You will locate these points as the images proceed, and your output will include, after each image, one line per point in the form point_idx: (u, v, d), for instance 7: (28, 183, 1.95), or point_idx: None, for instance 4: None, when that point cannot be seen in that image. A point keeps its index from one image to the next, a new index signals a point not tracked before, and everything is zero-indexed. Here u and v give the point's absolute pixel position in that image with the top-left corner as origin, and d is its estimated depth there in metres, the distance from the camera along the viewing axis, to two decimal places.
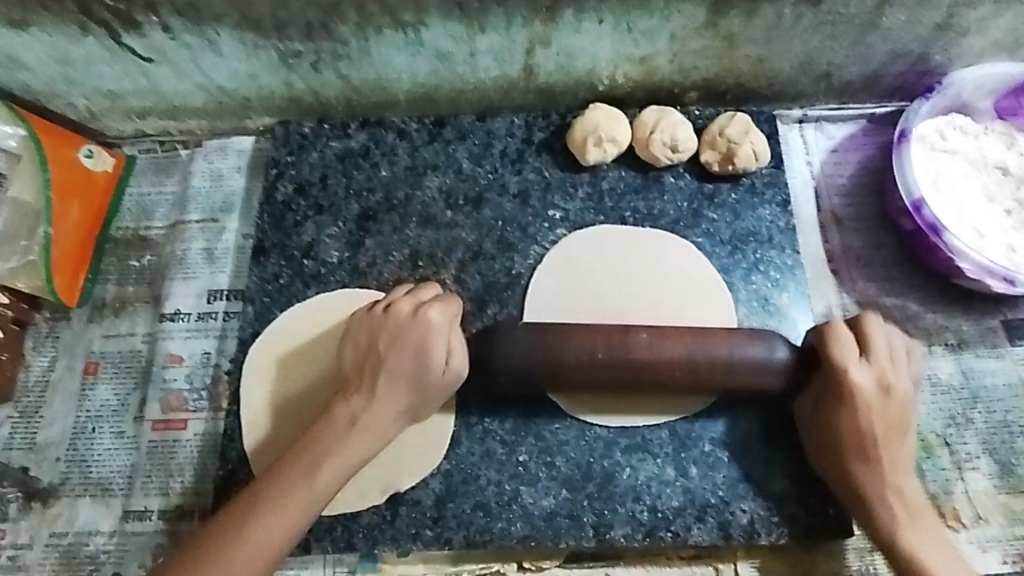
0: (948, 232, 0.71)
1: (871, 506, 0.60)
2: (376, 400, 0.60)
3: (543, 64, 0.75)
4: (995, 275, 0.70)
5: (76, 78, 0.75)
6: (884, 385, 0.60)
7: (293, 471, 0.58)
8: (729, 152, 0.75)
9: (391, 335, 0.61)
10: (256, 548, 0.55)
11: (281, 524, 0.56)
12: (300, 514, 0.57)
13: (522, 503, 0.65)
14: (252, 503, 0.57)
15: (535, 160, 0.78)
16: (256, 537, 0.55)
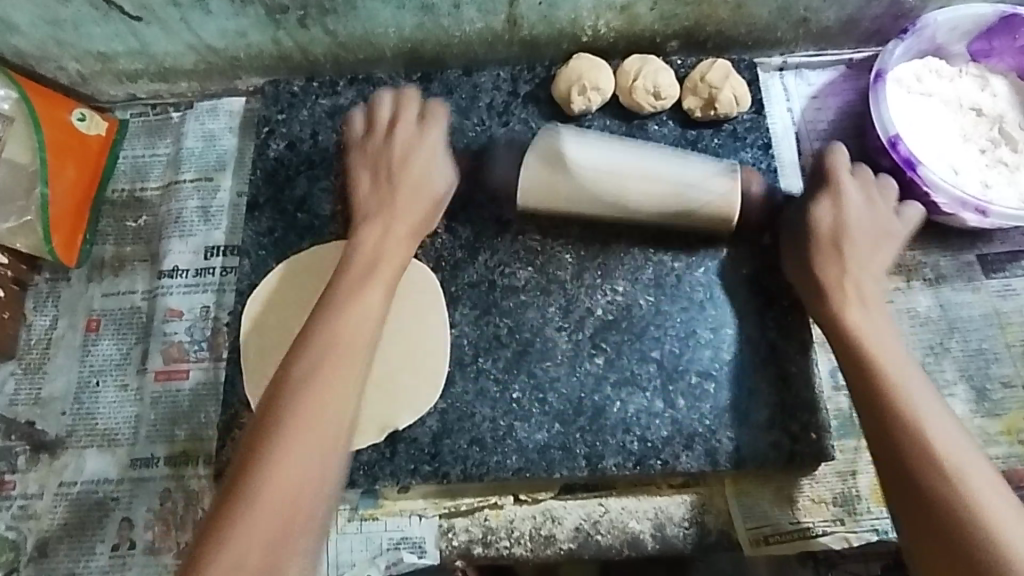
0: (924, 166, 0.73)
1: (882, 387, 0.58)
2: (393, 254, 0.67)
3: (527, 15, 0.76)
4: (969, 207, 0.72)
5: (66, 40, 0.76)
6: (862, 248, 0.66)
7: (328, 341, 0.58)
8: (710, 97, 0.77)
9: (405, 198, 0.69)
10: (308, 434, 0.54)
11: (324, 403, 0.55)
12: (344, 382, 0.57)
13: (517, 437, 0.67)
14: (294, 391, 0.55)
15: (521, 112, 0.80)
16: (307, 422, 0.54)
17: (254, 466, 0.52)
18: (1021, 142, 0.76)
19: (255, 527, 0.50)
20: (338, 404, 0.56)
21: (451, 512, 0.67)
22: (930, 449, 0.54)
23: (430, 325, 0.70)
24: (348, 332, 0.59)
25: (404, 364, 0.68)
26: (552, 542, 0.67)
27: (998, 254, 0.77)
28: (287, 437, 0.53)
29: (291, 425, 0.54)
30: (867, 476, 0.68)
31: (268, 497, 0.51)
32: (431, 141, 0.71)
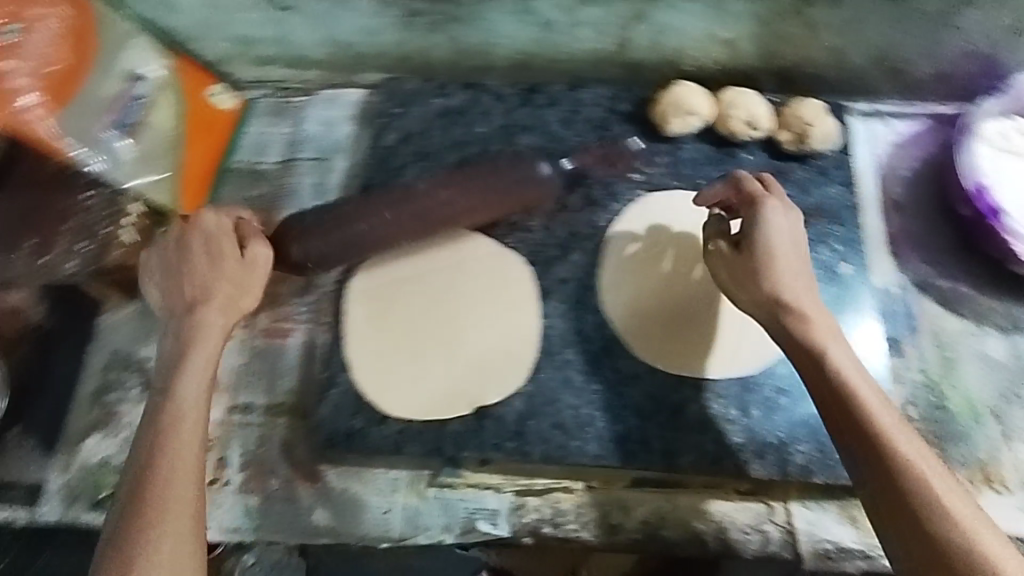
0: (1009, 217, 0.77)
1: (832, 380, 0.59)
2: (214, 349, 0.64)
3: (637, 40, 0.81)
4: None
5: (217, 23, 0.83)
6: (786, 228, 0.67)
7: (165, 423, 0.59)
8: (802, 132, 0.82)
9: (179, 244, 0.68)
10: (179, 492, 0.56)
11: (190, 460, 0.58)
12: (193, 443, 0.58)
13: (596, 426, 0.71)
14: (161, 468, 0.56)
15: (619, 129, 0.85)
16: (169, 482, 0.56)
17: (140, 532, 0.53)
18: None
19: None
20: (197, 454, 0.58)
21: (525, 490, 0.71)
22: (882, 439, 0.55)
23: (523, 312, 0.75)
24: (188, 425, 0.59)
25: (494, 347, 0.74)
26: (620, 531, 0.70)
27: None
28: (170, 494, 0.55)
29: (162, 489, 0.56)
30: None
31: (153, 549, 0.53)
32: (230, 230, 0.69)
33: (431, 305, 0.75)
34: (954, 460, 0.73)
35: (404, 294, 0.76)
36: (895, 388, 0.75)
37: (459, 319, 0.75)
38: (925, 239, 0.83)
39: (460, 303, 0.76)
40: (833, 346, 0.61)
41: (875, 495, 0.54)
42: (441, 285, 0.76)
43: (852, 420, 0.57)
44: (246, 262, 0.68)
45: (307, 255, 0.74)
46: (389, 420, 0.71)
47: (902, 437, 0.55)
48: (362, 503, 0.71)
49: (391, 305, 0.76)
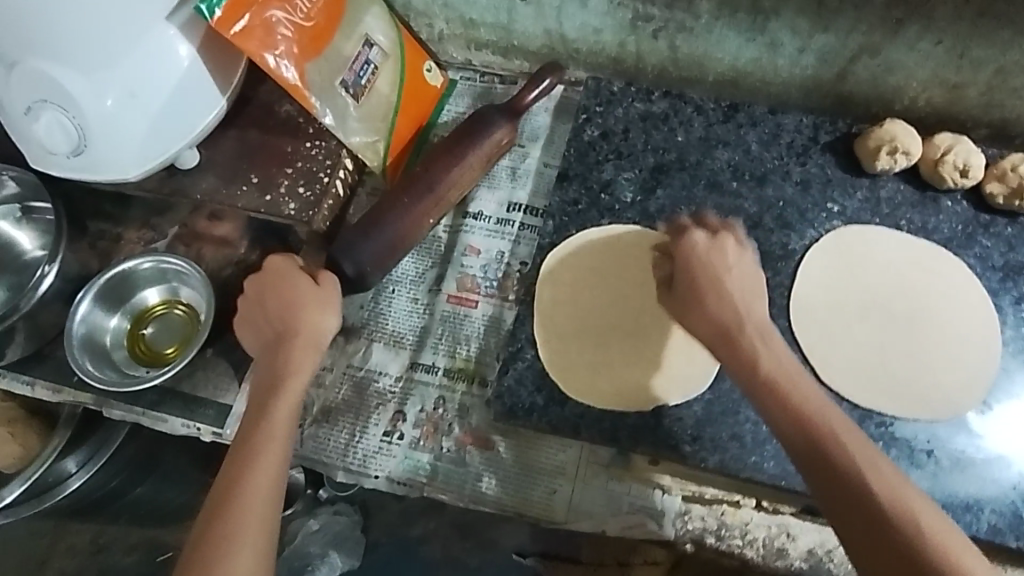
0: None
1: (783, 401, 0.55)
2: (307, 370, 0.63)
3: (859, 73, 0.81)
4: None
5: (450, 3, 0.87)
6: (734, 264, 0.63)
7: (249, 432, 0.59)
8: (1019, 188, 0.78)
9: (276, 278, 0.67)
10: (259, 503, 0.56)
11: (269, 469, 0.57)
12: (276, 460, 0.58)
13: (776, 445, 0.69)
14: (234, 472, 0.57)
15: (820, 157, 0.85)
16: (252, 491, 0.56)
17: (219, 542, 0.53)
18: None
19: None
20: (280, 473, 0.58)
21: (693, 497, 0.71)
22: (841, 461, 0.51)
23: None
24: (272, 443, 0.58)
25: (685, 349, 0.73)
26: (784, 556, 0.70)
27: None
28: (251, 504, 0.55)
29: (242, 504, 0.55)
30: None
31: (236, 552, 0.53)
32: (278, 264, 0.68)
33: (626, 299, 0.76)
34: None
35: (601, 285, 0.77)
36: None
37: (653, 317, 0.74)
38: None
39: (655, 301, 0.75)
40: (770, 363, 0.57)
41: (842, 523, 0.51)
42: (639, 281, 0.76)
43: (808, 446, 0.52)
44: (305, 288, 0.66)
45: (360, 267, 0.77)
46: (569, 402, 0.72)
47: (864, 452, 0.52)
48: (530, 478, 0.72)
49: (587, 293, 0.77)
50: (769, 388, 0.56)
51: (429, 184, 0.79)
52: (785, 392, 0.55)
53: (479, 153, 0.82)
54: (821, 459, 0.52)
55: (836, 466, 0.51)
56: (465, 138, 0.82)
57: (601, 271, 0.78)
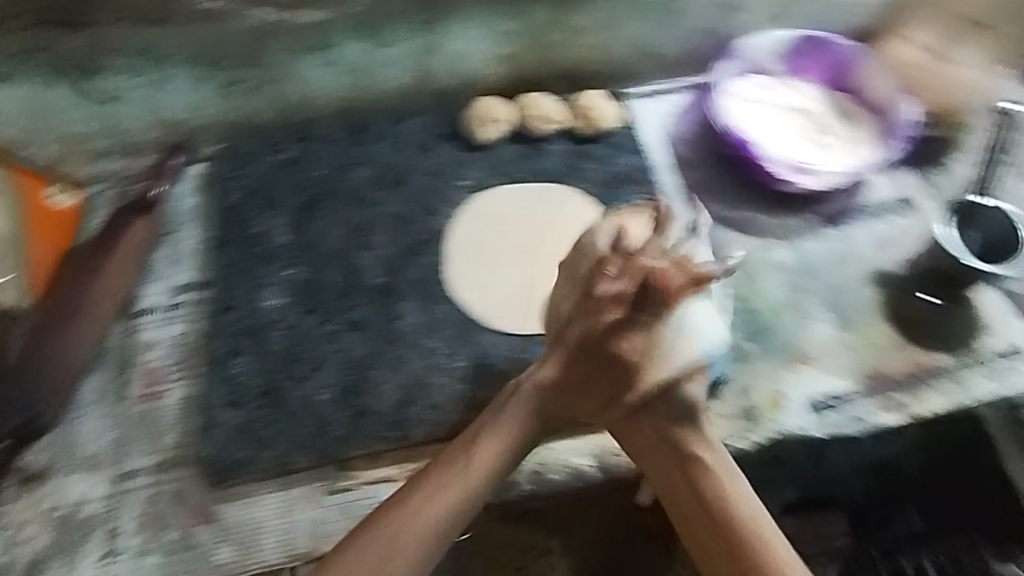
0: (756, 146, 0.95)
1: (688, 466, 0.69)
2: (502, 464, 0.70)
3: (438, 68, 0.95)
4: (799, 171, 0.95)
5: (43, 124, 0.87)
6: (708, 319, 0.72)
7: (383, 523, 0.65)
8: (589, 116, 0.97)
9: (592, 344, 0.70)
10: (414, 542, 0.65)
11: (427, 519, 0.65)
12: (415, 520, 0.65)
13: (466, 398, 0.78)
14: (420, 498, 0.66)
15: (441, 147, 0.96)
16: (418, 530, 0.65)
17: (390, 522, 0.65)
18: (834, 128, 0.99)
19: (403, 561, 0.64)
20: (420, 529, 0.65)
21: (417, 475, 0.75)
22: (732, 519, 0.66)
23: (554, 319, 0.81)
24: (416, 499, 0.66)
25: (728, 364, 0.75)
26: (514, 486, 0.77)
27: (839, 211, 0.96)
28: (407, 530, 0.65)
29: (398, 534, 0.65)
30: (760, 392, 0.82)
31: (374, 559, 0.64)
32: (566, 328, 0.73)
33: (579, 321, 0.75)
34: (773, 352, 0.85)
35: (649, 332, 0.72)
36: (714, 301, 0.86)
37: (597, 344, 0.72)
38: (713, 185, 0.98)
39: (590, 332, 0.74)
40: (709, 456, 0.69)
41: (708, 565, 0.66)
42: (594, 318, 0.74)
43: (706, 524, 0.67)
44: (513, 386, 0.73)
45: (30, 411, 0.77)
46: (274, 443, 0.75)
47: (750, 508, 0.67)
48: (261, 531, 0.72)
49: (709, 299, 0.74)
50: (666, 468, 0.70)
51: (82, 300, 0.83)
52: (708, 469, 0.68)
53: (122, 254, 0.86)
54: (725, 526, 0.66)
55: (738, 525, 0.66)
56: (106, 244, 0.87)
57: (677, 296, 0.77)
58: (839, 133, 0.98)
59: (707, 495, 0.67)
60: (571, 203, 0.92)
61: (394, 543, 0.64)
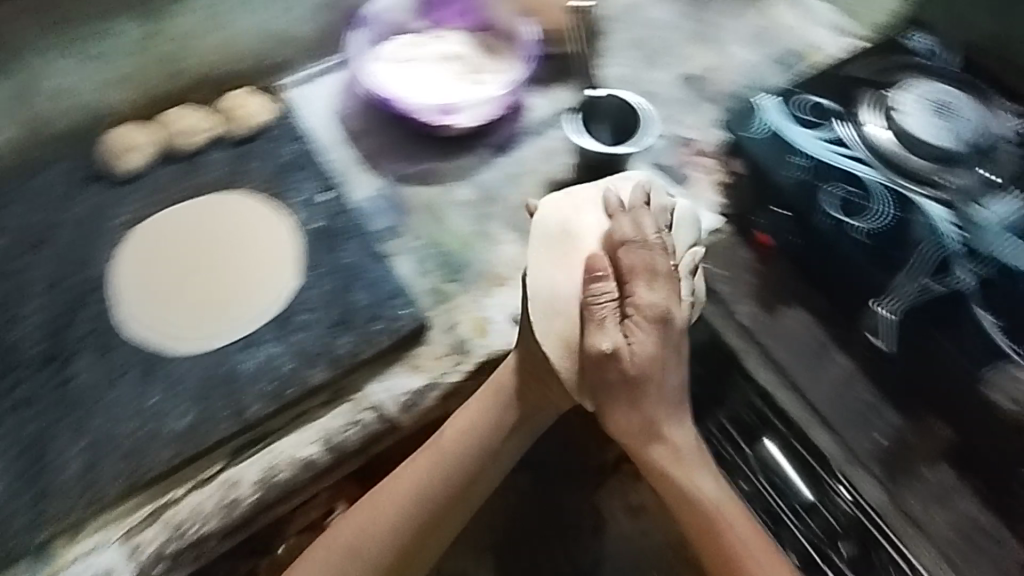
0: (405, 101, 0.98)
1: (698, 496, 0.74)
2: (509, 447, 0.78)
3: (43, 109, 0.98)
4: (452, 111, 0.99)
5: None
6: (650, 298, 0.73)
7: (377, 504, 0.74)
8: (233, 118, 0.95)
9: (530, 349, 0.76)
10: (385, 518, 0.73)
11: (404, 494, 0.74)
12: (393, 499, 0.74)
13: (165, 431, 0.74)
14: (396, 477, 0.76)
15: (86, 192, 0.89)
16: (392, 499, 0.74)
17: (371, 500, 0.75)
18: (482, 64, 1.04)
19: (363, 532, 0.73)
20: (394, 510, 0.74)
21: (133, 527, 0.71)
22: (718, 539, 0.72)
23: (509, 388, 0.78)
24: (405, 476, 0.75)
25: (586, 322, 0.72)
26: (237, 504, 0.74)
27: (505, 139, 1.02)
28: (384, 506, 0.74)
29: (372, 503, 0.74)
30: (465, 323, 0.87)
31: (346, 532, 0.73)
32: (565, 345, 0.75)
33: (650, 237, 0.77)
34: (468, 284, 0.90)
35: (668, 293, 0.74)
36: (400, 256, 0.92)
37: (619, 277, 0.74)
38: (387, 147, 1.00)
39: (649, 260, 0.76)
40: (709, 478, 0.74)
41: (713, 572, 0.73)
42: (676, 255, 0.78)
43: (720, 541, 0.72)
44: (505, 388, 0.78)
45: None
46: None
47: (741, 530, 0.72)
48: None
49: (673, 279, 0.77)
50: (678, 494, 0.74)
51: None
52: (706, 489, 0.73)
53: None
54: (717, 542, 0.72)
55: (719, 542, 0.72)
56: None
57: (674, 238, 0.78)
58: (487, 67, 1.03)
59: (700, 523, 0.73)
60: (259, 210, 0.90)
61: (367, 529, 0.73)
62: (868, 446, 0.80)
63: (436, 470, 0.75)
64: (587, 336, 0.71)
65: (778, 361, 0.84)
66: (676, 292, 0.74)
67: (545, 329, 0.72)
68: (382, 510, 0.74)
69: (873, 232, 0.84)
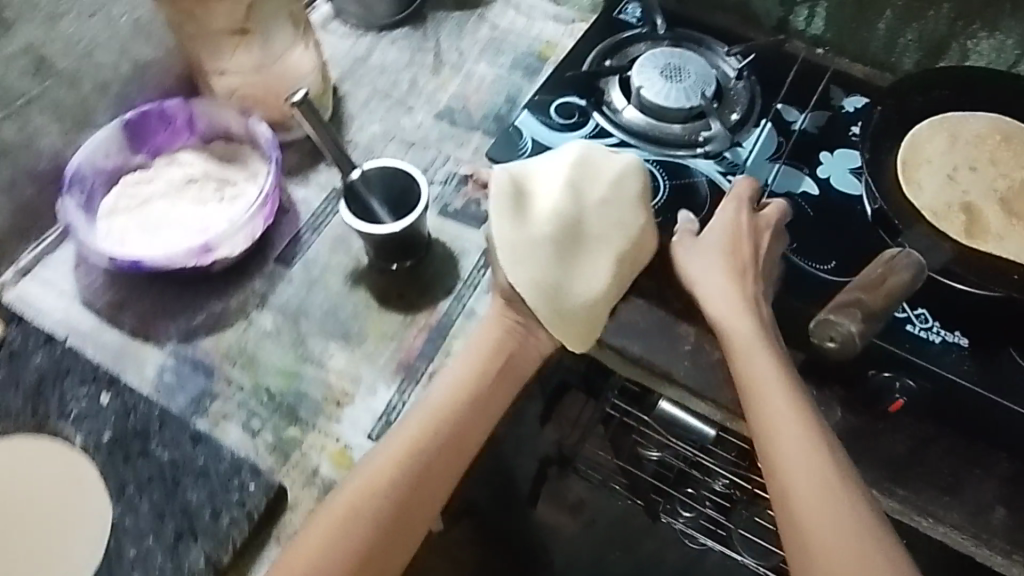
0: (147, 258, 0.85)
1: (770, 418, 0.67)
2: (488, 407, 0.77)
3: None
4: (207, 249, 0.86)
5: None
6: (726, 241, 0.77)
7: (366, 471, 0.72)
8: None
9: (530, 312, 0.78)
10: (382, 485, 0.71)
11: (401, 449, 0.73)
12: (398, 456, 0.72)
13: None
14: (398, 433, 0.74)
15: None
16: (388, 460, 0.72)
17: (373, 458, 0.73)
18: (231, 176, 0.94)
19: (358, 495, 0.70)
20: (394, 469, 0.71)
21: None
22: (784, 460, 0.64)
23: (500, 351, 0.78)
24: (400, 439, 0.73)
25: (557, 277, 0.76)
26: None
27: (286, 248, 0.93)
28: (378, 467, 0.72)
29: (374, 468, 0.72)
30: (325, 462, 0.79)
31: (347, 501, 0.70)
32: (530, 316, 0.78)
33: (601, 185, 0.80)
34: (309, 419, 0.81)
35: (607, 250, 0.78)
36: (222, 424, 0.81)
37: (581, 228, 0.78)
38: (157, 308, 0.88)
39: (611, 207, 0.79)
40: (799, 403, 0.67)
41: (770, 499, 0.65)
42: (639, 191, 0.81)
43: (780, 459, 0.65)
44: (512, 341, 0.78)
45: None
46: None
47: (820, 470, 0.63)
48: None
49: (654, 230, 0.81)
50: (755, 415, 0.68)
51: None
52: (786, 413, 0.66)
53: None
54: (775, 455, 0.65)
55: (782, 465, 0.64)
56: None
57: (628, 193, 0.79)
58: (238, 178, 0.94)
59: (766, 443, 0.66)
60: (40, 462, 0.76)
61: (360, 491, 0.70)
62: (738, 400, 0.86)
63: (432, 432, 0.74)
64: (571, 283, 0.77)
65: (636, 357, 0.88)
66: (768, 227, 0.78)
67: (524, 277, 0.76)
68: (378, 469, 0.72)
69: (666, 208, 0.86)
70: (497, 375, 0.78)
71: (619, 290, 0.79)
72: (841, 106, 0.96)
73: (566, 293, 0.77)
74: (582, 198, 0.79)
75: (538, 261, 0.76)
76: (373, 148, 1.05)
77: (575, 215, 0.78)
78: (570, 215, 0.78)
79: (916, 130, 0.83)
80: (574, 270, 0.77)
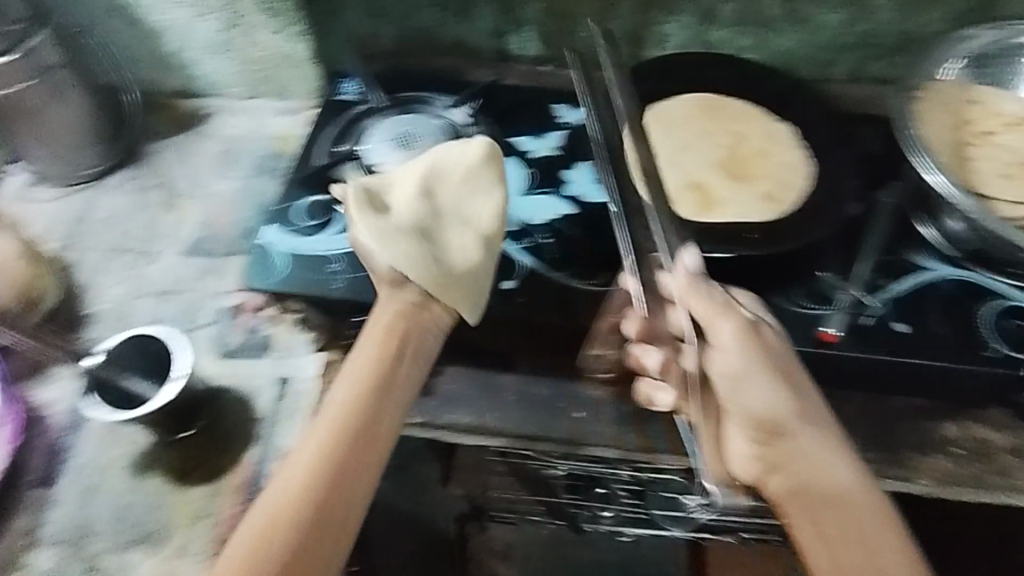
0: None
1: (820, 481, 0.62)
2: (399, 393, 0.70)
3: None
4: None
5: None
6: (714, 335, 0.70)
7: (284, 478, 0.61)
8: None
9: (404, 325, 0.75)
10: (304, 484, 0.60)
11: (314, 444, 0.63)
12: (312, 449, 0.63)
13: None
14: (306, 434, 0.65)
15: None
16: (299, 459, 0.62)
17: (286, 464, 0.63)
18: None
19: (275, 503, 0.59)
20: (313, 465, 0.62)
21: None
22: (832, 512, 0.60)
23: (391, 331, 0.74)
24: (310, 438, 0.64)
25: (430, 253, 0.82)
26: None
27: (48, 467, 0.82)
28: (292, 467, 0.62)
29: (287, 474, 0.62)
30: None
31: (267, 513, 0.59)
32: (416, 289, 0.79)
33: (448, 180, 0.89)
34: None
35: (468, 230, 0.86)
36: None
37: (439, 218, 0.86)
38: None
39: (467, 195, 0.88)
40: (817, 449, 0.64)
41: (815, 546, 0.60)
42: (491, 175, 0.89)
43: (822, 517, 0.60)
44: (401, 316, 0.76)
45: None
46: None
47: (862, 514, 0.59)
48: None
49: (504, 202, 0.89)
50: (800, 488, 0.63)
51: None
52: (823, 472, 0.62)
53: None
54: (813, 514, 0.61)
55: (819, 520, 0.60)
56: None
57: (478, 183, 0.89)
58: None
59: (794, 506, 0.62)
60: None
61: (279, 498, 0.60)
62: (571, 430, 0.85)
63: (347, 416, 0.65)
64: (443, 260, 0.83)
65: (466, 425, 0.85)
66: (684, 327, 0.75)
67: (397, 255, 0.78)
68: (294, 470, 0.62)
69: None
70: (399, 355, 0.73)
71: (490, 257, 0.85)
72: (564, 119, 1.00)
73: (442, 263, 0.82)
74: (438, 195, 0.87)
75: (412, 240, 0.81)
76: (123, 313, 0.94)
77: (432, 208, 0.86)
78: (427, 207, 0.86)
79: (633, 129, 0.89)
80: (441, 250, 0.84)
